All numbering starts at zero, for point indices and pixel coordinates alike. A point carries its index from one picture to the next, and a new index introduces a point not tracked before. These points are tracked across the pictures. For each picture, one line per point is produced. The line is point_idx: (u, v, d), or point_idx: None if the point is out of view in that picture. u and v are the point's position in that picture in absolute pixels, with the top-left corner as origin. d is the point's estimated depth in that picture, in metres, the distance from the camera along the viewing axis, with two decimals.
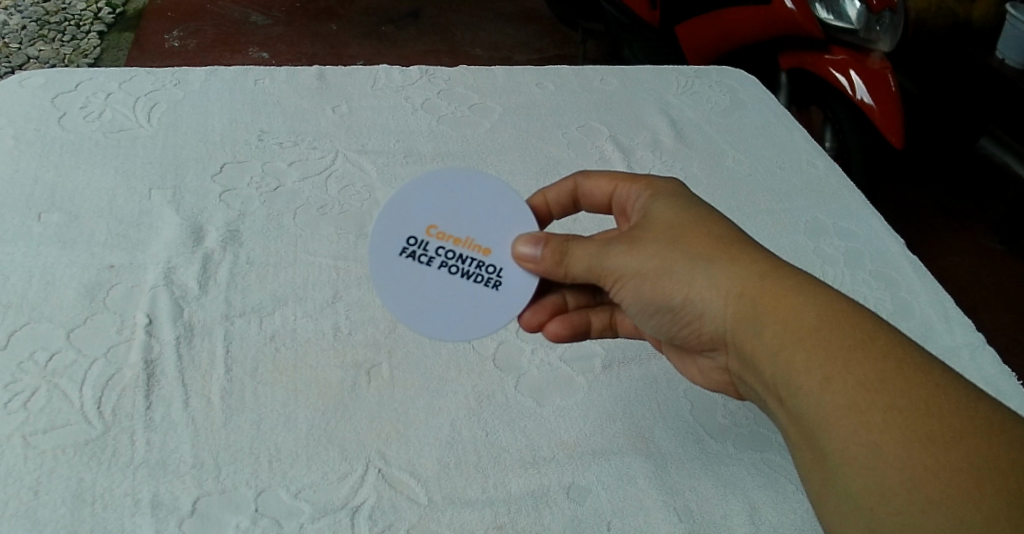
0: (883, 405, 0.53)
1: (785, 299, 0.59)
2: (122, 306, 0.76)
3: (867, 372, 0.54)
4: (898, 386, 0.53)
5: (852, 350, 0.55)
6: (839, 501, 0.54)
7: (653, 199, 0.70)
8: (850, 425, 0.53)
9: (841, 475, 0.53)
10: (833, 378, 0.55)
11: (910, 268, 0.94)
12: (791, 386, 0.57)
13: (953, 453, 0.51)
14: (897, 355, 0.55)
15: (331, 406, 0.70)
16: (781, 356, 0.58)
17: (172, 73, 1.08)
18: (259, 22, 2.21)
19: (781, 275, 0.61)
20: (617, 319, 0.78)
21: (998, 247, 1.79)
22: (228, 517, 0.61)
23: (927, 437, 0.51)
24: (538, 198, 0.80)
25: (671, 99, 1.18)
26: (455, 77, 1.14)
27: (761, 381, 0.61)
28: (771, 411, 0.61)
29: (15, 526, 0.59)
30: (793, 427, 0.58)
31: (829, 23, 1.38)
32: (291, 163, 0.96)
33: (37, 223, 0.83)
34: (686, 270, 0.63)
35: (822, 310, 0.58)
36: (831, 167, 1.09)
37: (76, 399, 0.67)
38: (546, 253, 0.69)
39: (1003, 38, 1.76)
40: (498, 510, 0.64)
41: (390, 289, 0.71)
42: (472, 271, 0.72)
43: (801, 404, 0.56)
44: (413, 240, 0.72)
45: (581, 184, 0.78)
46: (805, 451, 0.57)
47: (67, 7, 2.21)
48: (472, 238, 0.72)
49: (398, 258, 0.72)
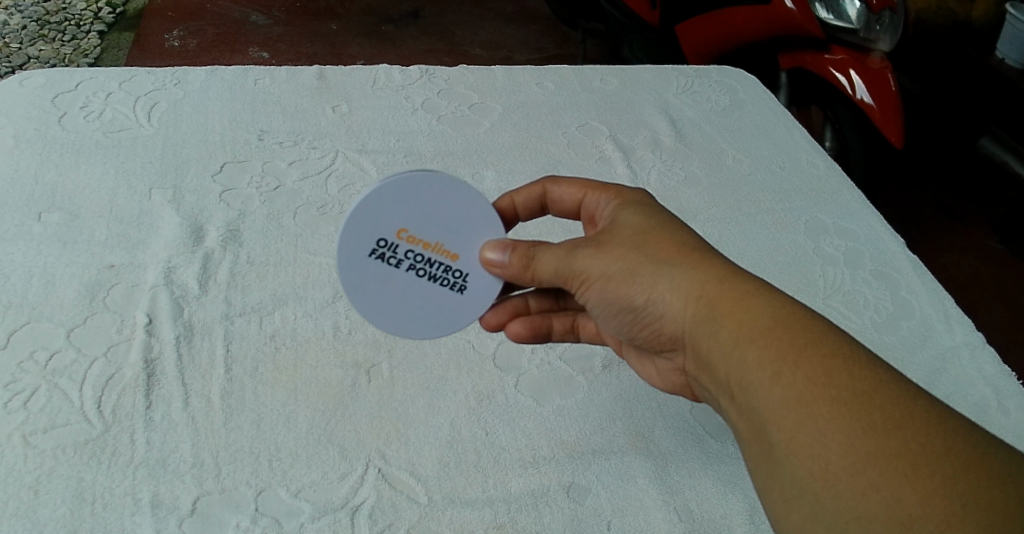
0: (831, 398, 0.53)
1: (741, 300, 0.59)
2: (123, 306, 0.76)
3: (815, 368, 0.54)
4: (845, 381, 0.54)
5: (803, 348, 0.55)
6: (786, 490, 0.54)
7: (621, 208, 0.70)
8: (798, 417, 0.53)
9: (787, 463, 0.53)
10: (783, 374, 0.55)
11: (910, 269, 0.94)
12: (743, 383, 0.57)
13: (895, 440, 0.51)
14: (845, 353, 0.55)
15: (331, 405, 0.70)
16: (735, 354, 0.58)
17: (172, 73, 1.08)
18: (259, 22, 2.21)
19: (737, 278, 0.61)
20: (579, 323, 0.77)
21: (998, 247, 1.79)
22: (228, 517, 0.61)
23: (870, 427, 0.52)
24: (505, 200, 0.79)
25: (671, 98, 1.18)
26: (456, 77, 1.14)
27: (714, 380, 0.61)
28: (723, 409, 0.61)
29: (15, 526, 0.59)
30: (743, 423, 0.58)
31: (829, 22, 1.38)
32: (291, 163, 0.96)
33: (37, 223, 0.83)
34: (646, 272, 0.63)
35: (776, 311, 0.58)
36: (831, 167, 1.09)
37: (76, 398, 0.67)
38: (513, 258, 0.69)
39: (1003, 38, 1.76)
40: (499, 510, 0.64)
41: (359, 290, 0.70)
42: (439, 275, 0.71)
43: (752, 400, 0.56)
44: (383, 242, 0.69)
45: (551, 190, 0.77)
46: (754, 445, 0.57)
47: (67, 7, 2.21)
48: (442, 243, 0.71)
49: (367, 260, 0.70)
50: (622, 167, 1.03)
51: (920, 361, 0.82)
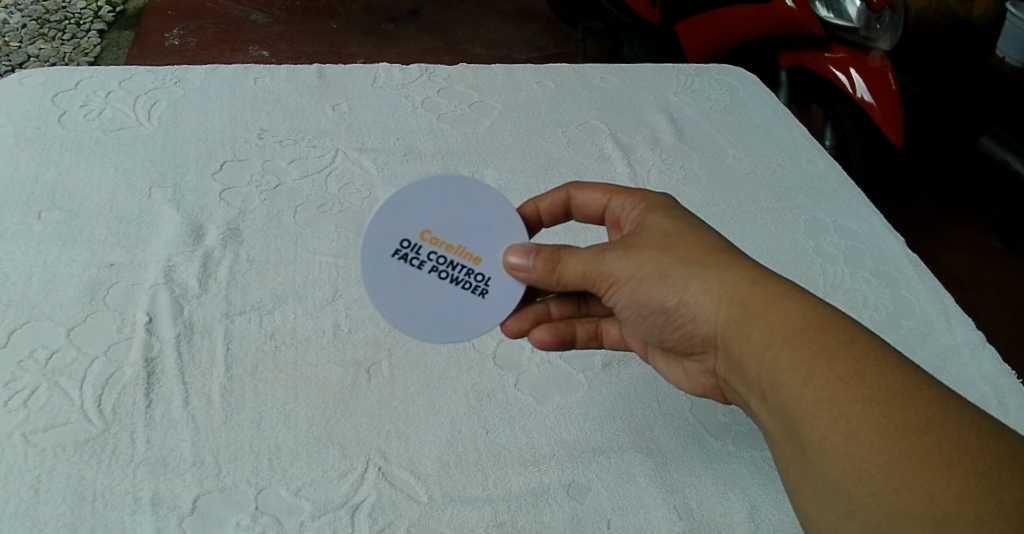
0: (863, 397, 0.53)
1: (772, 301, 0.59)
2: (123, 304, 0.76)
3: (848, 368, 0.55)
4: (878, 381, 0.54)
5: (836, 349, 0.56)
6: (818, 488, 0.54)
7: (647, 212, 0.70)
8: (830, 416, 0.53)
9: (819, 460, 0.54)
10: (816, 374, 0.55)
11: (910, 267, 0.94)
12: (775, 383, 0.57)
13: (928, 438, 0.51)
14: (876, 354, 0.55)
15: (331, 404, 0.70)
16: (767, 355, 0.58)
17: (172, 71, 1.08)
18: (259, 21, 2.21)
19: (769, 280, 0.61)
20: (602, 329, 0.77)
21: (998, 246, 1.79)
22: (228, 516, 0.61)
23: (903, 426, 0.52)
24: (529, 206, 0.78)
25: (671, 97, 1.18)
26: (456, 75, 1.14)
27: (746, 380, 0.61)
28: (754, 410, 0.62)
29: (15, 525, 0.59)
30: (775, 424, 0.58)
31: (829, 21, 1.38)
32: (291, 162, 0.96)
33: (37, 221, 0.83)
34: (677, 274, 0.63)
35: (808, 312, 0.58)
36: (831, 166, 1.09)
37: (76, 396, 0.67)
38: (539, 262, 0.69)
39: (1003, 37, 1.76)
40: (499, 508, 0.64)
41: (380, 290, 0.70)
42: (461, 277, 0.71)
43: (785, 400, 0.56)
44: (406, 243, 0.70)
45: (575, 195, 0.78)
46: (786, 445, 0.57)
47: (67, 6, 2.21)
48: (465, 245, 0.71)
49: (390, 260, 0.70)
50: (622, 166, 1.03)
51: (920, 361, 0.82)
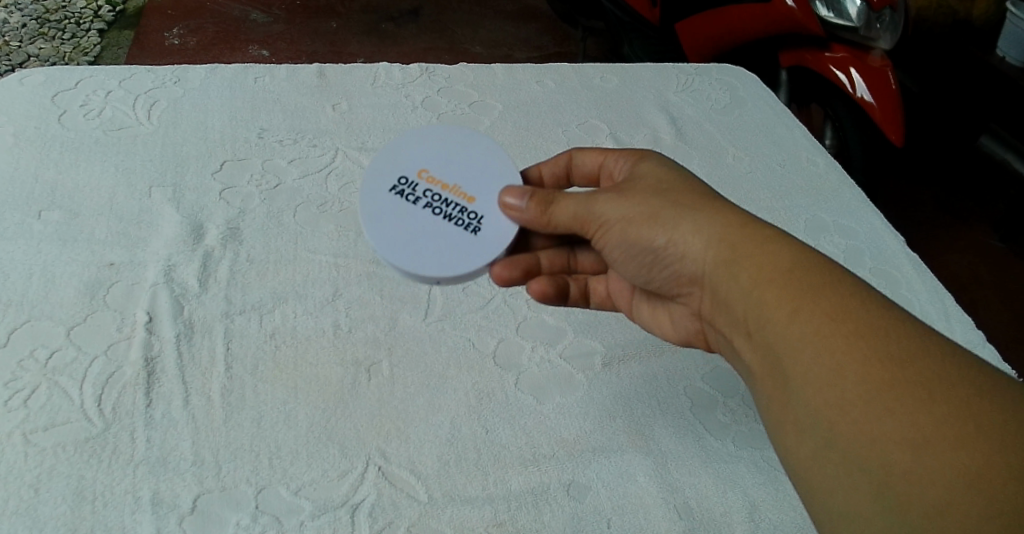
0: (845, 331, 0.54)
1: (759, 243, 0.60)
2: (123, 304, 0.76)
3: (830, 304, 0.55)
4: (860, 317, 0.55)
5: (819, 287, 0.56)
6: (799, 420, 0.55)
7: (641, 164, 0.71)
8: (812, 349, 0.54)
9: (800, 393, 0.55)
10: (800, 311, 0.56)
11: (910, 266, 0.94)
12: (760, 318, 0.58)
13: (909, 371, 0.52)
14: (858, 292, 0.56)
15: (331, 404, 0.70)
16: (753, 295, 0.59)
17: (172, 71, 1.08)
18: (260, 20, 2.21)
19: (756, 225, 0.62)
20: (590, 287, 0.79)
21: (998, 245, 1.78)
22: (228, 515, 0.62)
23: (884, 360, 0.52)
24: (535, 169, 0.81)
25: (672, 97, 1.18)
26: (456, 75, 1.14)
27: (731, 320, 0.62)
28: (739, 349, 0.62)
29: (15, 525, 0.59)
30: (759, 360, 0.59)
31: (829, 20, 1.38)
32: (292, 161, 0.96)
33: (37, 221, 0.83)
34: (668, 217, 0.64)
35: (793, 255, 0.59)
36: (831, 165, 1.09)
37: (76, 395, 0.67)
38: (534, 204, 0.70)
39: (1004, 37, 1.76)
40: (499, 508, 0.65)
41: (374, 220, 0.73)
42: (453, 213, 0.73)
43: (770, 335, 0.57)
44: (403, 180, 0.75)
45: (576, 156, 0.79)
46: (769, 380, 0.58)
47: (67, 6, 2.21)
48: (459, 186, 0.75)
49: (387, 195, 0.74)
50: None
51: None
